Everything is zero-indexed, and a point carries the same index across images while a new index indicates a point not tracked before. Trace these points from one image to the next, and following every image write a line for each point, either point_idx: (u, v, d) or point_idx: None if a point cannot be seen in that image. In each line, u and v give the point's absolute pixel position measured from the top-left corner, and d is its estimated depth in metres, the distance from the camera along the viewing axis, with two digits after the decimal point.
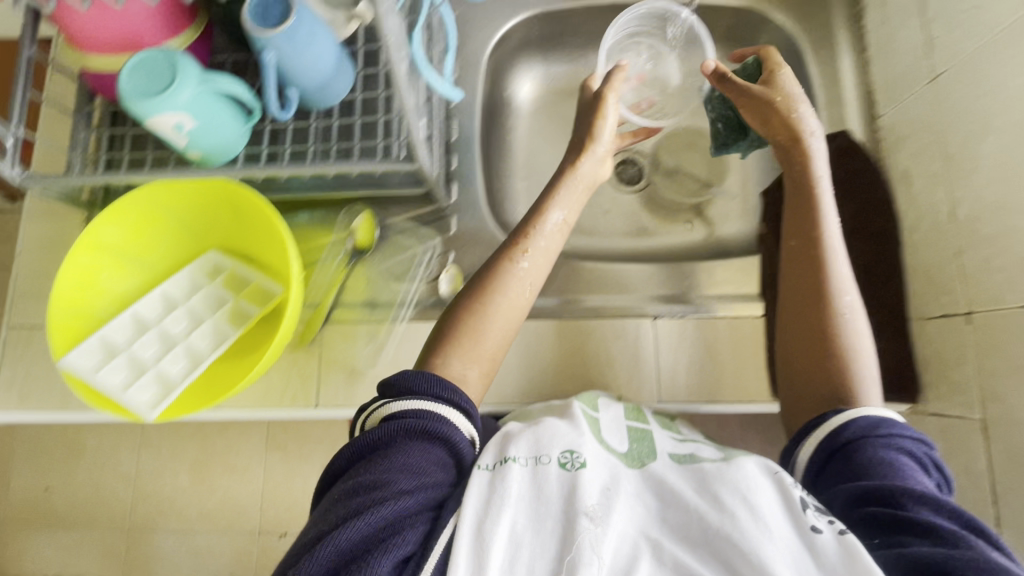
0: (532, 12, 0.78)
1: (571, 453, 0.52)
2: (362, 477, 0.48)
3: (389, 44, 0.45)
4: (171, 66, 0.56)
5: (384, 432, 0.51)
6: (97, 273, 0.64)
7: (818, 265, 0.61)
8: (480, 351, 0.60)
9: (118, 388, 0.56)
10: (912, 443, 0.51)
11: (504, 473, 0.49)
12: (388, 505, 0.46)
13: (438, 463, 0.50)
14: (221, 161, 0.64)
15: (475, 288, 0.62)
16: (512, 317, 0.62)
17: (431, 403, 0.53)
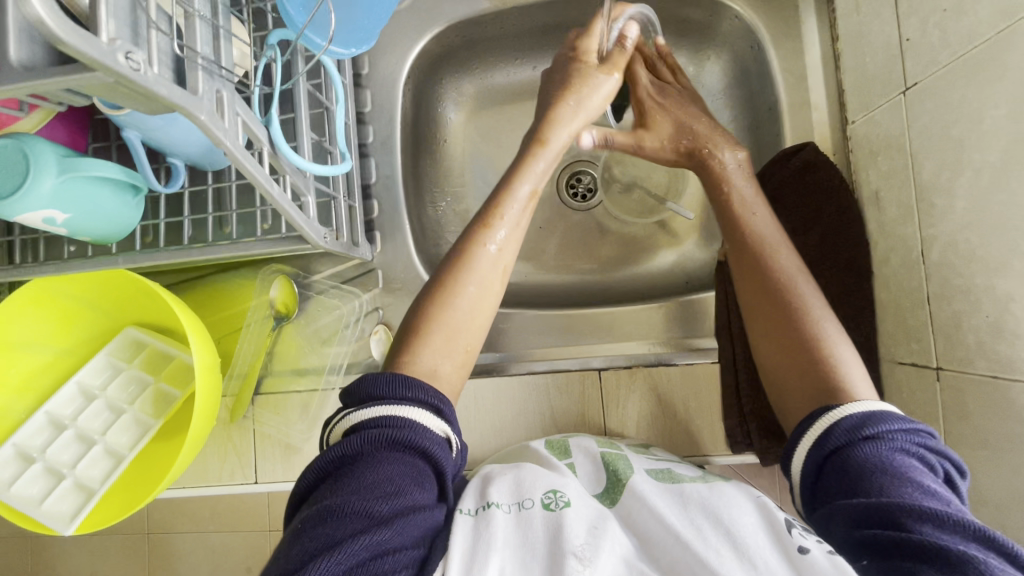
0: (450, 21, 0.68)
1: (553, 493, 0.47)
2: (325, 503, 0.38)
3: (230, 151, 0.38)
4: (25, 158, 0.50)
5: (349, 446, 0.40)
6: (6, 372, 0.61)
7: (763, 262, 0.54)
8: (455, 341, 0.51)
9: (34, 502, 0.56)
10: (903, 433, 0.41)
11: (487, 518, 0.44)
12: (360, 542, 0.35)
13: (415, 480, 0.39)
14: (117, 237, 0.60)
15: (438, 279, 0.53)
16: (484, 306, 0.52)
17: (391, 406, 0.42)
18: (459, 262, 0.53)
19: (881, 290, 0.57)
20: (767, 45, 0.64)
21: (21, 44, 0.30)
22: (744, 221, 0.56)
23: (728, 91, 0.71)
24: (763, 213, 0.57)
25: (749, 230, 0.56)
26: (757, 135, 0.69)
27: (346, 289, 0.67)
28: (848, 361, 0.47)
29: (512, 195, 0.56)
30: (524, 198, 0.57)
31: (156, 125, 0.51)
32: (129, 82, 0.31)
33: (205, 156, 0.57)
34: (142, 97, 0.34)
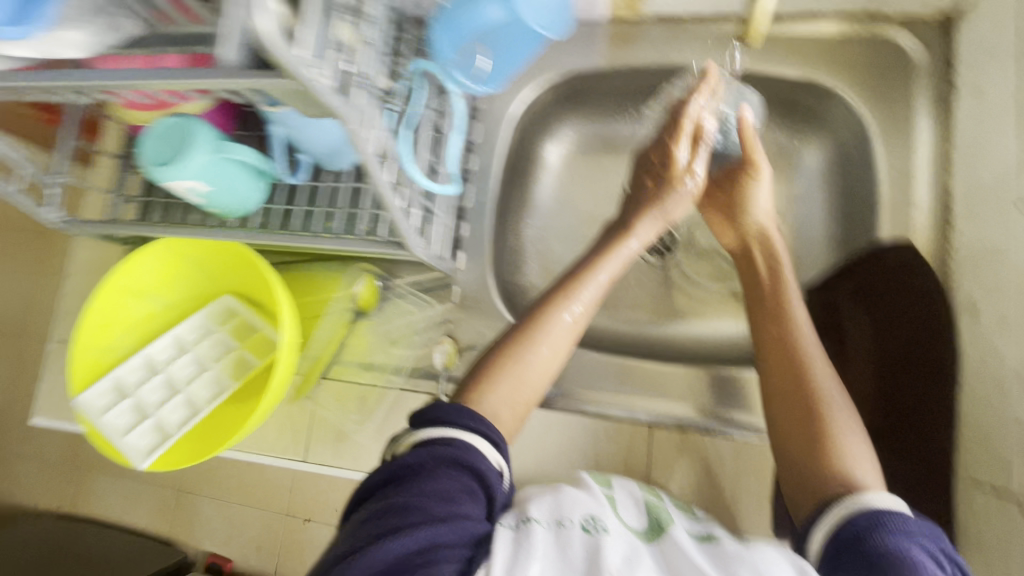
0: (566, 72, 0.73)
1: (593, 519, 0.41)
2: (386, 501, 0.37)
3: (368, 158, 0.43)
4: (187, 134, 0.58)
5: (410, 456, 0.39)
6: (121, 313, 0.69)
7: (797, 357, 0.54)
8: (519, 394, 0.51)
9: (119, 433, 0.62)
10: (923, 533, 0.40)
11: (528, 532, 0.37)
12: (417, 538, 0.34)
13: (469, 493, 0.37)
14: (239, 214, 0.67)
15: (512, 333, 0.54)
16: (552, 365, 0.53)
17: (450, 427, 0.40)
18: (535, 321, 0.54)
19: (967, 404, 0.54)
20: (875, 139, 0.65)
21: (236, 50, 0.36)
22: (793, 313, 0.57)
23: (826, 177, 0.72)
24: (801, 306, 0.59)
25: (795, 322, 0.57)
26: (850, 224, 0.69)
27: (424, 297, 0.71)
28: (861, 464, 0.47)
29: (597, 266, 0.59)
30: (601, 285, 0.59)
31: (297, 124, 0.57)
32: (309, 92, 0.37)
33: (328, 157, 0.63)
34: (311, 102, 0.39)
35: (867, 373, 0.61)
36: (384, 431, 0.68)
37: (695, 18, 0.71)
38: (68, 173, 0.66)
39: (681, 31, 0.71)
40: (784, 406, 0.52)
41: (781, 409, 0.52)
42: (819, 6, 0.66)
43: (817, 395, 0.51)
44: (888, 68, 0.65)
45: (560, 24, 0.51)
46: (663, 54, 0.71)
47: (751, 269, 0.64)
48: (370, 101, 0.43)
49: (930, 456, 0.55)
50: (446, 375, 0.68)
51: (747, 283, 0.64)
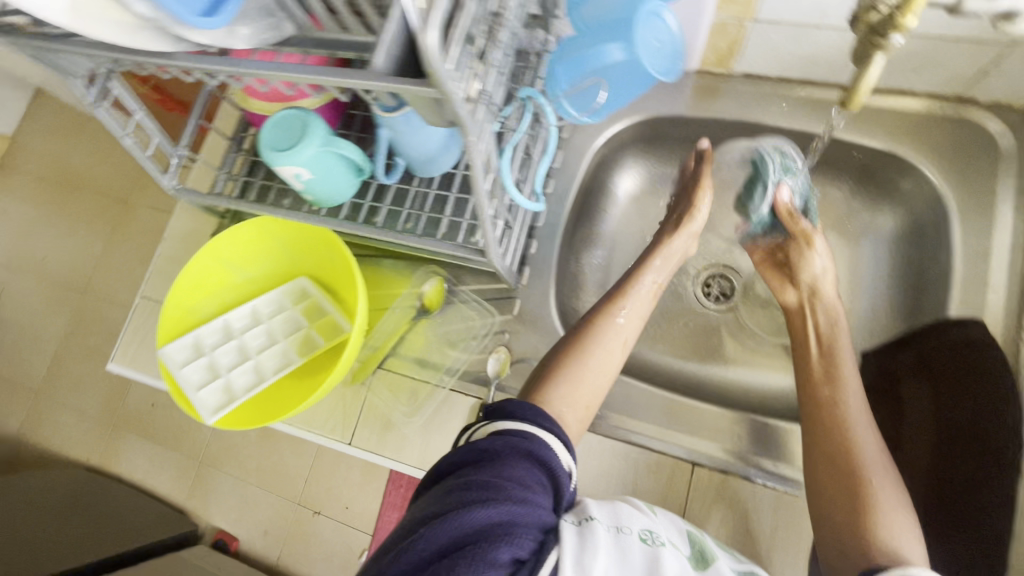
0: (649, 115, 0.77)
1: (649, 532, 0.43)
2: (468, 477, 0.39)
3: (476, 166, 0.46)
4: (304, 126, 0.64)
5: (491, 443, 0.42)
6: (209, 279, 0.74)
7: (845, 418, 0.55)
8: (578, 396, 0.54)
9: (192, 387, 0.67)
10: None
11: (591, 529, 0.40)
12: (500, 511, 0.36)
13: (540, 485, 0.40)
14: (329, 204, 0.73)
15: (572, 335, 0.59)
16: (608, 369, 0.57)
17: (527, 423, 0.44)
18: (591, 327, 0.59)
19: None
20: (952, 217, 0.66)
21: (385, 56, 0.41)
22: (844, 371, 0.59)
23: (895, 247, 0.73)
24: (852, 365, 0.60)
25: (844, 381, 0.58)
26: (917, 297, 0.69)
27: (486, 306, 0.75)
28: (905, 534, 0.47)
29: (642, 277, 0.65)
30: (647, 287, 0.65)
31: (403, 130, 0.62)
32: (444, 100, 0.40)
33: (422, 163, 0.68)
34: (439, 108, 0.43)
35: (924, 445, 0.61)
36: (429, 427, 0.70)
37: (782, 79, 0.74)
38: (189, 147, 0.74)
39: (767, 90, 0.74)
40: (825, 470, 0.53)
41: (823, 466, 0.53)
42: (908, 83, 0.68)
43: (860, 458, 0.52)
44: (972, 149, 0.67)
45: (673, 69, 0.54)
46: (746, 110, 0.74)
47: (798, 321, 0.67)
48: (486, 116, 0.47)
49: (981, 537, 0.54)
50: (497, 382, 0.71)
51: (798, 339, 0.65)
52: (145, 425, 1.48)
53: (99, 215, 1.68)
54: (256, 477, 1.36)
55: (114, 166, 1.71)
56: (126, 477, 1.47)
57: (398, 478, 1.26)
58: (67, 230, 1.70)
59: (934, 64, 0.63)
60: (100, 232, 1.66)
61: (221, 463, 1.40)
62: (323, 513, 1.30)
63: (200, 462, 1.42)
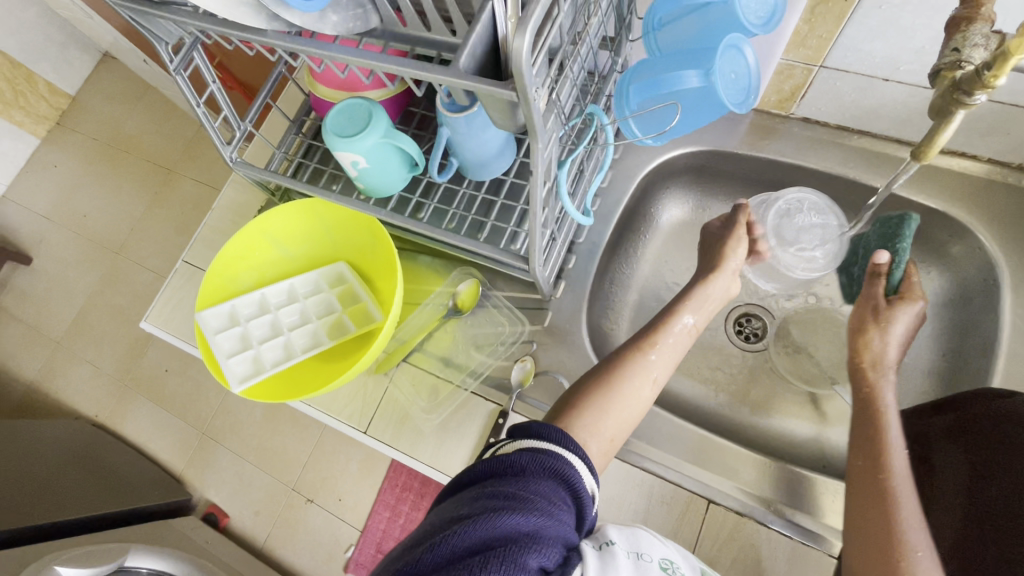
0: (702, 147, 0.78)
1: (670, 562, 0.42)
2: (496, 487, 0.39)
3: (538, 172, 0.47)
4: (369, 117, 0.66)
5: (518, 457, 0.41)
6: (253, 252, 0.76)
7: (890, 500, 0.51)
8: (602, 429, 0.53)
9: (223, 354, 0.68)
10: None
11: (611, 557, 0.39)
12: (528, 520, 0.35)
13: (566, 504, 0.39)
14: (378, 195, 0.74)
15: (601, 370, 0.58)
16: (636, 408, 0.56)
17: (555, 443, 0.43)
18: (622, 361, 0.58)
19: None
20: (1003, 286, 0.64)
21: (469, 57, 0.42)
22: (889, 445, 0.53)
23: (938, 310, 0.72)
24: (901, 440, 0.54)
25: (889, 458, 0.53)
26: (957, 364, 0.68)
27: (518, 314, 0.75)
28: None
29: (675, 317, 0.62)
30: (683, 329, 0.62)
31: (463, 132, 0.63)
32: (523, 105, 0.41)
33: (475, 167, 0.70)
34: (511, 111, 0.44)
35: (954, 517, 0.58)
36: (446, 428, 0.70)
37: (841, 128, 0.74)
38: (253, 123, 0.76)
39: (823, 136, 0.74)
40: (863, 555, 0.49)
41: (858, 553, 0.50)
42: (970, 146, 0.67)
43: (903, 547, 0.48)
44: None
45: (745, 104, 0.54)
46: (801, 154, 0.74)
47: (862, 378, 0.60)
48: (555, 125, 0.48)
49: None
50: (518, 390, 0.70)
51: (856, 399, 0.59)
52: (158, 389, 1.51)
53: (144, 180, 1.73)
54: (257, 455, 1.37)
55: (165, 135, 1.77)
56: (132, 438, 1.50)
57: (395, 477, 1.25)
58: (112, 191, 1.76)
59: (1000, 130, 0.63)
60: (143, 196, 1.72)
61: (225, 437, 1.41)
62: (316, 501, 1.30)
63: (205, 433, 1.44)
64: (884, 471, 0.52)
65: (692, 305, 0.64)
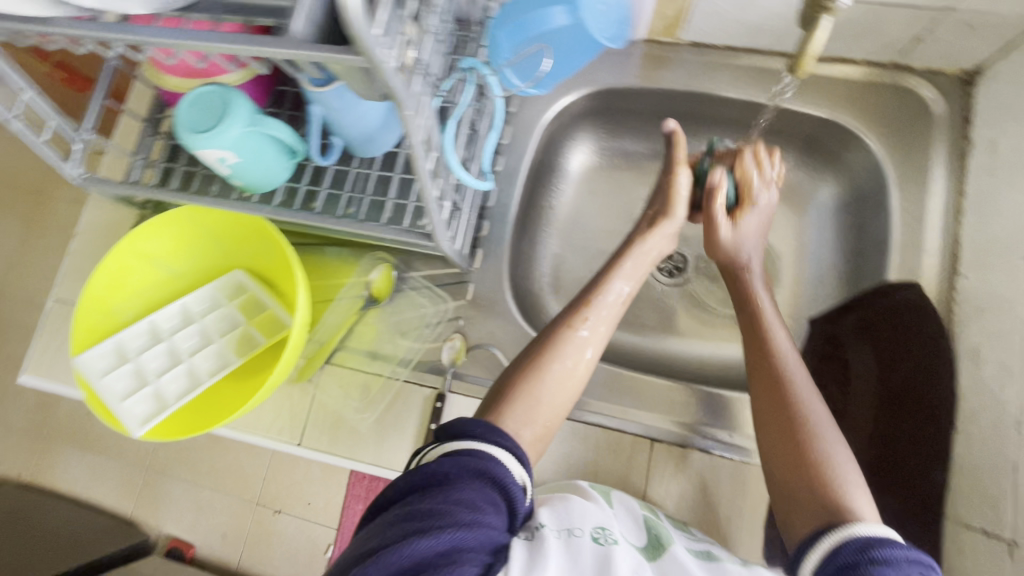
0: (598, 87, 0.75)
1: (602, 529, 0.44)
2: (414, 506, 0.39)
3: (415, 145, 0.43)
4: (225, 104, 0.57)
5: (440, 466, 0.42)
6: (130, 276, 0.68)
7: (782, 378, 0.55)
8: (534, 416, 0.52)
9: (116, 397, 0.61)
10: (911, 562, 0.40)
11: (540, 541, 0.41)
12: (443, 540, 0.37)
13: (492, 505, 0.40)
14: (262, 189, 0.67)
15: (531, 352, 0.56)
16: (570, 388, 0.55)
17: (478, 442, 0.44)
18: (550, 339, 0.56)
19: (963, 447, 0.56)
20: (890, 184, 0.67)
21: (305, 22, 0.37)
22: (770, 333, 0.59)
23: (839, 214, 0.75)
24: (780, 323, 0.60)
25: (775, 345, 0.58)
26: (860, 262, 0.71)
27: (439, 293, 0.72)
28: (855, 484, 0.47)
29: (609, 287, 0.61)
30: (618, 294, 0.61)
31: (337, 107, 0.57)
32: (376, 71, 0.37)
33: (361, 143, 0.64)
34: (370, 81, 0.40)
35: (867, 408, 0.63)
36: (383, 423, 0.67)
37: (729, 48, 0.73)
38: (96, 128, 0.66)
39: (714, 59, 0.73)
40: (772, 427, 0.53)
41: (768, 435, 0.53)
42: (848, 51, 0.68)
43: (801, 414, 0.52)
44: (908, 116, 0.68)
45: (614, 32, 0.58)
46: (694, 80, 0.73)
47: (742, 285, 0.66)
48: (424, 88, 0.43)
49: (914, 498, 0.58)
50: (452, 370, 0.68)
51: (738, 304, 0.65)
52: None
53: (10, 208, 1.51)
54: None
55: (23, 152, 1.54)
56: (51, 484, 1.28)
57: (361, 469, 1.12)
58: None
59: (873, 31, 0.64)
60: (12, 227, 1.50)
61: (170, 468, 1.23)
62: (285, 511, 1.17)
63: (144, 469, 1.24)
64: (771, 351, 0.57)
65: (632, 262, 0.64)
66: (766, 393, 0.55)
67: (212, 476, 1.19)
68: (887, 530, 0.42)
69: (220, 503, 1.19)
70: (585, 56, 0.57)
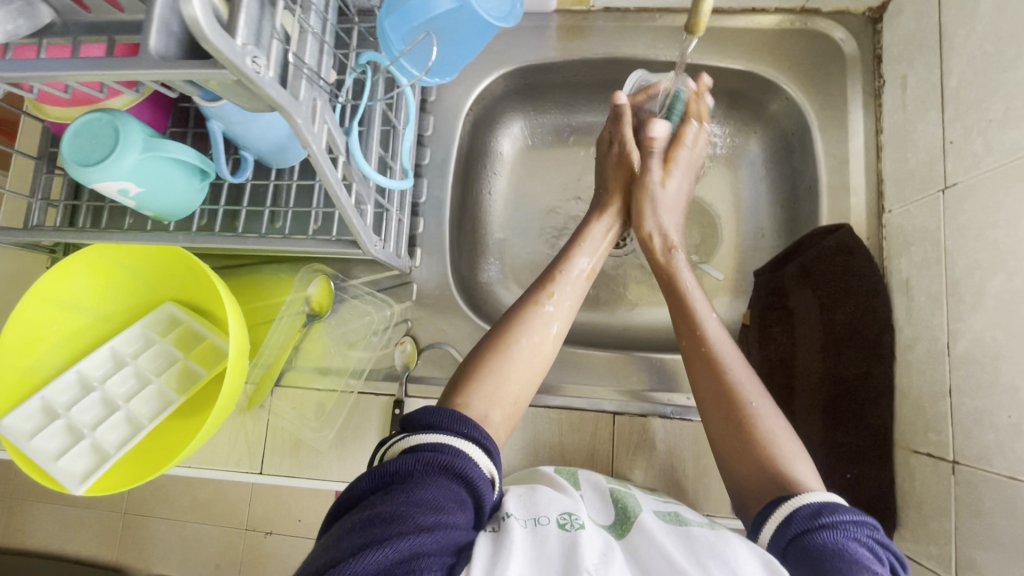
0: (518, 65, 0.73)
1: (569, 515, 0.43)
2: (375, 509, 0.38)
3: (315, 155, 0.41)
4: (115, 132, 0.53)
5: (405, 463, 0.41)
6: (47, 326, 0.63)
7: (719, 361, 0.56)
8: (504, 392, 0.51)
9: (50, 457, 0.57)
10: (857, 523, 0.42)
11: (505, 532, 0.40)
12: (400, 547, 0.35)
13: (457, 502, 0.40)
14: (177, 215, 0.63)
15: (496, 331, 0.55)
16: (536, 363, 0.54)
17: (445, 437, 0.43)
18: (515, 318, 0.56)
19: (903, 376, 0.59)
20: (813, 130, 0.68)
21: (161, 39, 0.34)
22: (701, 320, 0.59)
23: (770, 164, 0.76)
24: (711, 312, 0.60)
25: (705, 330, 0.58)
26: (795, 209, 0.72)
27: (381, 297, 0.70)
28: (796, 455, 0.50)
29: (571, 263, 0.61)
30: (579, 273, 0.61)
31: (238, 120, 0.54)
32: (248, 83, 0.34)
33: (274, 154, 0.61)
34: (251, 95, 0.37)
35: (815, 350, 0.64)
36: (344, 438, 0.66)
37: (642, 10, 0.72)
38: None
39: (628, 22, 0.72)
40: (715, 410, 0.54)
41: (715, 417, 0.54)
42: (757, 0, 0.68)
43: (742, 397, 0.53)
44: (822, 59, 0.69)
45: (510, 16, 0.51)
46: (613, 46, 0.72)
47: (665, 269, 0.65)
48: (318, 94, 0.41)
49: (867, 431, 0.60)
50: (407, 374, 0.68)
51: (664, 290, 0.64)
52: None
53: None
54: None
55: None
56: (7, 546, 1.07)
57: None
58: None
59: None
60: None
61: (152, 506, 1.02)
62: (276, 532, 1.00)
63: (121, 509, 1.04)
64: (706, 339, 0.58)
65: (592, 241, 0.65)
66: (708, 376, 0.56)
67: (191, 510, 1.01)
68: (835, 496, 0.45)
69: (199, 545, 1.02)
70: (484, 35, 0.52)
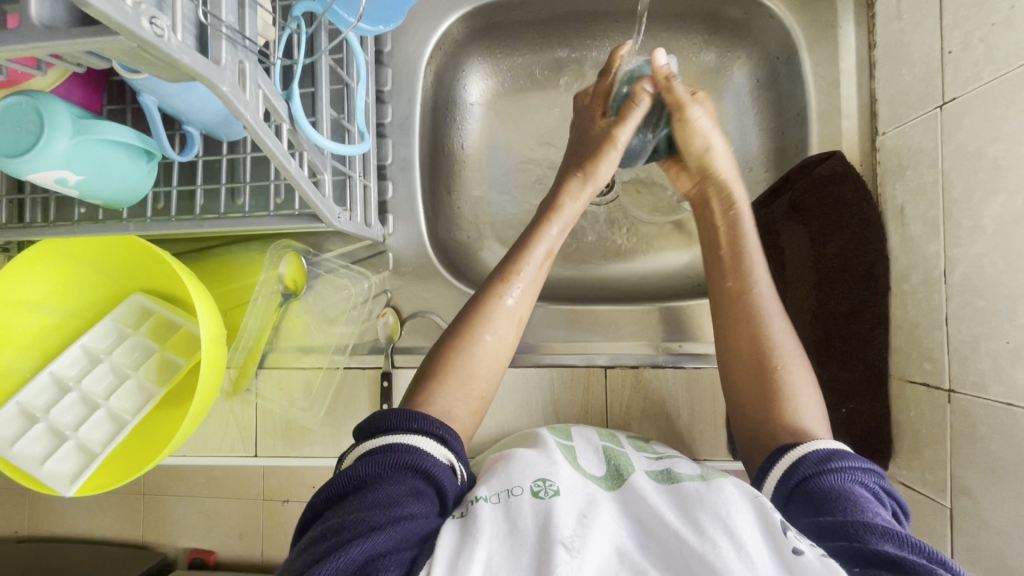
0: (478, 4, 0.67)
1: (543, 481, 0.43)
2: (331, 521, 0.39)
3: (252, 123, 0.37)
4: (38, 116, 0.48)
5: (356, 470, 0.42)
6: (12, 329, 0.61)
7: (755, 307, 0.54)
8: (470, 387, 0.51)
9: (35, 462, 0.56)
10: (864, 471, 0.43)
11: (473, 515, 0.41)
12: (357, 551, 0.36)
13: (413, 494, 0.41)
14: (129, 201, 0.59)
15: (456, 323, 0.54)
16: (500, 355, 0.53)
17: (396, 434, 0.44)
18: (473, 312, 0.54)
19: (897, 306, 0.57)
20: (800, 50, 0.63)
21: (43, 3, 0.30)
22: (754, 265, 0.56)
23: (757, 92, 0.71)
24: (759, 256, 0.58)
25: (754, 277, 0.56)
26: (782, 140, 0.68)
27: (356, 270, 0.67)
28: (813, 417, 0.49)
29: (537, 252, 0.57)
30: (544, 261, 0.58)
31: (173, 91, 0.49)
32: (152, 48, 0.30)
33: (219, 127, 0.55)
34: (162, 62, 0.33)
35: (807, 283, 0.62)
36: (334, 415, 0.65)
37: None
38: None
39: None
40: (738, 362, 0.53)
41: (736, 369, 0.53)
42: None
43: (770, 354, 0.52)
44: None
45: None
46: None
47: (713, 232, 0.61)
48: (244, 54, 0.37)
49: (862, 363, 0.59)
50: (391, 346, 0.66)
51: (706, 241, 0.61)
52: None
53: None
54: None
55: None
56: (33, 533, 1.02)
57: None
58: None
59: None
60: None
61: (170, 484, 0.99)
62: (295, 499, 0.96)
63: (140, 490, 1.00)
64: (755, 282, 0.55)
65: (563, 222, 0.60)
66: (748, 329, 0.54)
67: (207, 485, 0.99)
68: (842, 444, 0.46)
69: (222, 517, 0.99)
70: None
